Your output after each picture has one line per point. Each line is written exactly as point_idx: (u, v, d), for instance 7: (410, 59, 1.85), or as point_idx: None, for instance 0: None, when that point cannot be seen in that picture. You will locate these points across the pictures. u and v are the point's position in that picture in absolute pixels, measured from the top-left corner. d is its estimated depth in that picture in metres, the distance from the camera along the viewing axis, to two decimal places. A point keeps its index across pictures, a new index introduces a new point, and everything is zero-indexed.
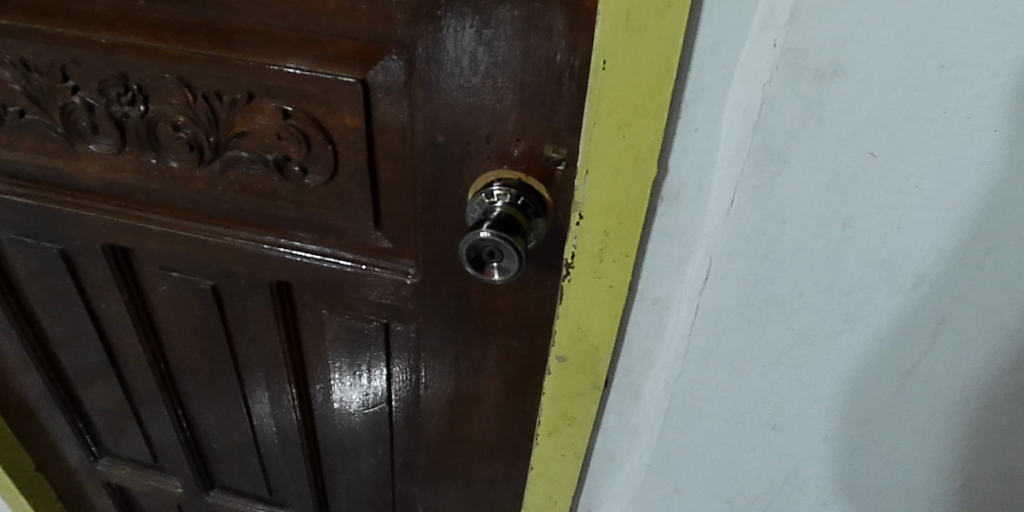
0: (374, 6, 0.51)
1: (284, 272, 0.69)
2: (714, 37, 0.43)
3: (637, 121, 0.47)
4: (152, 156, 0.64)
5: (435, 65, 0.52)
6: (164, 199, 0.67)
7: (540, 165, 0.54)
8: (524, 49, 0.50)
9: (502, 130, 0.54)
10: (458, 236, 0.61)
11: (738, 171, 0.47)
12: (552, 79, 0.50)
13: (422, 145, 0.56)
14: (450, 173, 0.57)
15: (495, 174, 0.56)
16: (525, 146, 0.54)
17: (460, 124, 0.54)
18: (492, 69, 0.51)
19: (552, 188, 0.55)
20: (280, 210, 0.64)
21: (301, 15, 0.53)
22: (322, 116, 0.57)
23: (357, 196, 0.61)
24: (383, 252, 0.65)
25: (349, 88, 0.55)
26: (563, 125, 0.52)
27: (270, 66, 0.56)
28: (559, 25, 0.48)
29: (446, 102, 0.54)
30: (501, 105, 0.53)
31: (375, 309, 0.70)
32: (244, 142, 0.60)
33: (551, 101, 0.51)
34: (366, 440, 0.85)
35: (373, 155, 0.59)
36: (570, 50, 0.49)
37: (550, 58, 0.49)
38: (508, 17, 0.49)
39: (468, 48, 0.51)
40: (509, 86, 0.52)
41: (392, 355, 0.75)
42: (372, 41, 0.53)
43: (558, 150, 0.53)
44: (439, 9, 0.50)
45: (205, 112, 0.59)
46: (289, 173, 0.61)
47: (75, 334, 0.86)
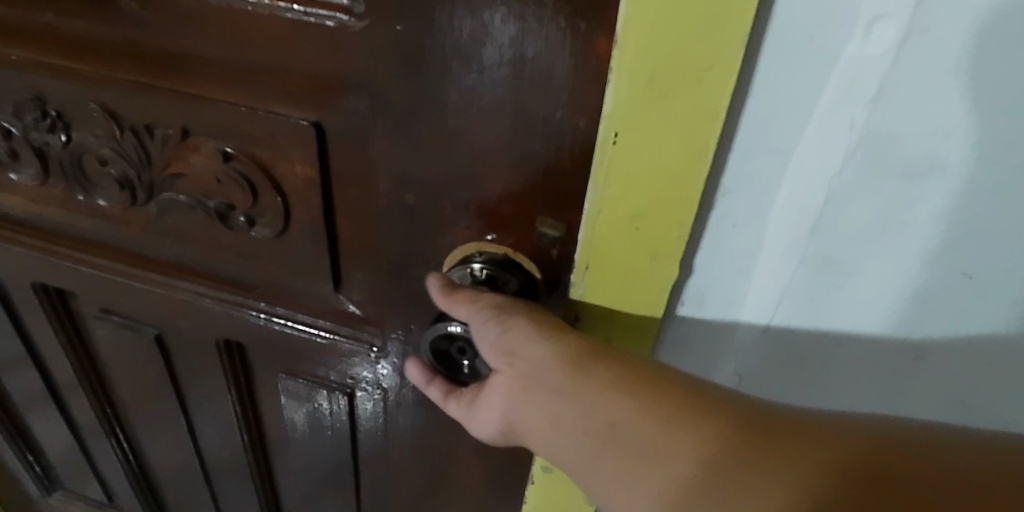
0: (330, 35, 0.40)
1: (233, 329, 0.59)
2: (772, 113, 0.31)
3: (657, 213, 0.35)
4: (79, 191, 0.54)
5: (403, 112, 0.41)
6: (97, 238, 0.57)
7: (532, 242, 0.43)
8: (514, 102, 0.38)
9: (486, 197, 0.43)
10: (430, 312, 0.50)
11: (787, 274, 0.37)
12: (549, 140, 0.39)
13: (387, 206, 0.46)
14: (422, 240, 0.46)
15: (477, 246, 0.44)
16: (513, 219, 0.43)
17: (433, 185, 0.43)
18: (474, 123, 0.40)
19: (544, 272, 0.44)
20: (227, 262, 0.54)
21: (240, 40, 0.42)
22: (269, 162, 0.47)
23: (313, 255, 0.51)
24: (345, 318, 0.55)
25: (300, 132, 0.44)
26: (561, 197, 0.41)
27: (207, 99, 0.45)
28: (561, 76, 0.37)
29: (416, 158, 0.43)
30: (484, 167, 0.42)
31: (339, 376, 0.60)
32: (181, 184, 0.50)
33: (547, 167, 0.40)
34: (327, 484, 0.72)
35: (331, 210, 0.48)
36: (572, 108, 0.37)
37: (548, 114, 0.38)
38: (494, 59, 0.37)
39: (445, 96, 0.40)
40: (494, 145, 0.40)
41: (355, 398, 0.62)
42: (328, 78, 0.42)
43: (556, 227, 0.42)
44: (409, 44, 0.39)
45: (134, 147, 0.49)
46: (234, 223, 0.51)
47: (15, 370, 0.76)
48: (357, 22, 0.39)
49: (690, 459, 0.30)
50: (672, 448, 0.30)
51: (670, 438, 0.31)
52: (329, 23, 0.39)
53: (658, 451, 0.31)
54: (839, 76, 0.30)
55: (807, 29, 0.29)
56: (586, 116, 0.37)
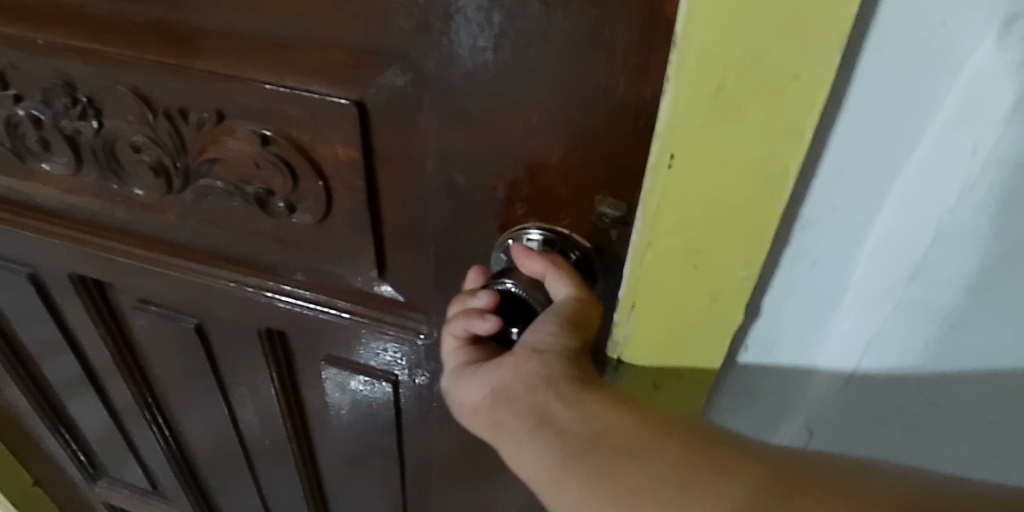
0: (370, 5, 0.37)
1: (274, 317, 0.58)
2: (874, 122, 0.28)
3: (724, 232, 0.32)
4: (113, 179, 0.52)
5: (451, 88, 0.38)
6: (134, 228, 0.56)
7: (590, 222, 0.40)
8: (572, 73, 0.35)
9: (540, 178, 0.40)
10: None
11: (877, 298, 0.34)
12: (610, 115, 0.36)
13: (433, 188, 0.43)
14: (471, 224, 0.44)
15: (539, 226, 0.42)
16: (569, 201, 0.40)
17: (483, 165, 0.41)
18: (528, 99, 0.37)
19: (604, 255, 0.41)
20: (266, 250, 0.53)
21: (275, 16, 0.39)
22: (307, 145, 0.44)
23: (356, 241, 0.49)
24: (389, 305, 0.53)
25: (340, 112, 0.42)
26: (623, 176, 0.38)
27: (241, 79, 0.43)
28: (625, 42, 0.33)
29: (465, 138, 0.40)
30: (537, 147, 0.39)
31: (383, 365, 0.59)
32: (218, 170, 0.48)
33: (607, 145, 0.37)
34: (372, 475, 0.71)
35: (374, 195, 0.46)
36: (638, 78, 0.34)
37: (609, 87, 0.35)
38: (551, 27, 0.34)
39: (496, 69, 0.37)
40: (549, 123, 0.37)
41: (400, 390, 0.60)
42: (369, 52, 0.39)
43: (617, 206, 0.39)
44: (457, 13, 0.36)
45: (168, 132, 0.47)
46: (274, 209, 0.50)
47: (56, 361, 0.76)
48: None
49: (682, 461, 0.27)
50: (656, 448, 0.28)
51: (661, 437, 0.28)
52: None
53: (650, 452, 0.28)
54: (958, 90, 0.27)
55: (923, 30, 0.25)
56: (652, 88, 0.34)
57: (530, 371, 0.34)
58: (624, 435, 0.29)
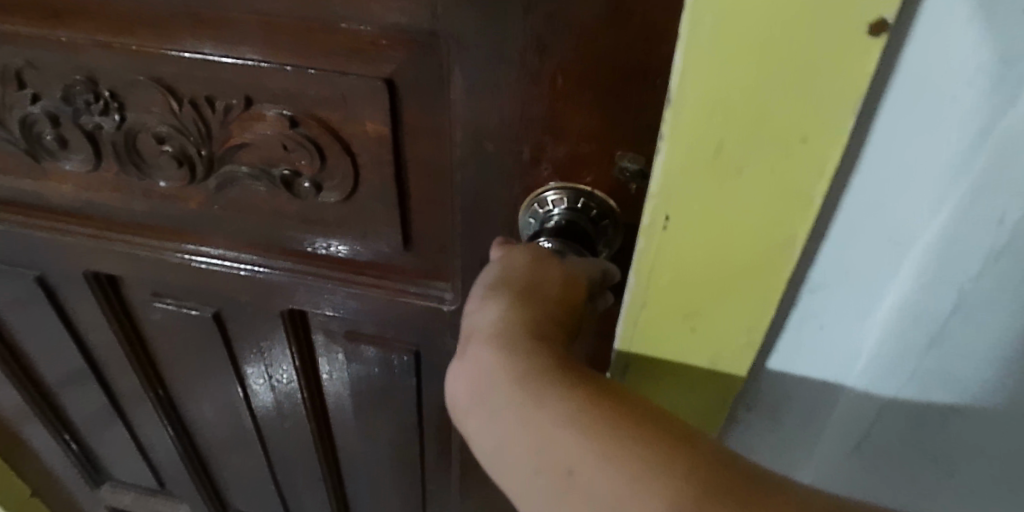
0: None
1: (297, 298, 0.60)
2: (885, 182, 0.31)
3: (731, 271, 0.35)
4: (133, 173, 0.53)
5: (482, 60, 0.42)
6: (152, 220, 0.57)
7: (610, 177, 0.45)
8: (594, 40, 0.39)
9: (564, 139, 0.44)
10: None
11: (896, 348, 0.36)
12: (632, 74, 0.40)
13: (461, 157, 0.46)
14: (497, 190, 0.47)
15: (561, 187, 0.46)
16: (593, 157, 0.44)
17: (509, 132, 0.44)
18: (556, 65, 0.41)
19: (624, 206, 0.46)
20: (292, 231, 0.55)
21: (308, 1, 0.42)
22: (337, 123, 0.47)
23: (382, 215, 0.52)
24: (413, 276, 0.56)
25: (371, 89, 0.45)
26: (640, 132, 0.42)
27: (270, 65, 0.45)
28: (644, 9, 0.37)
29: (491, 107, 0.43)
30: (564, 109, 0.43)
31: (404, 338, 0.61)
32: (244, 155, 0.50)
33: (629, 103, 0.41)
34: (390, 449, 0.74)
35: (403, 167, 0.49)
36: (655, 41, 0.38)
37: (633, 50, 0.39)
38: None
39: (526, 40, 0.40)
40: (576, 85, 0.41)
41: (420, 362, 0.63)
42: (400, 30, 0.42)
43: (636, 160, 0.43)
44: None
45: (194, 122, 0.49)
46: (300, 190, 0.52)
47: (62, 364, 0.76)
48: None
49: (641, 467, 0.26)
50: (613, 447, 0.26)
51: (616, 434, 0.27)
52: None
53: (608, 453, 0.26)
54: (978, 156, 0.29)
55: (939, 88, 0.27)
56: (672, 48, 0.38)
57: (483, 330, 0.33)
58: (578, 430, 0.28)
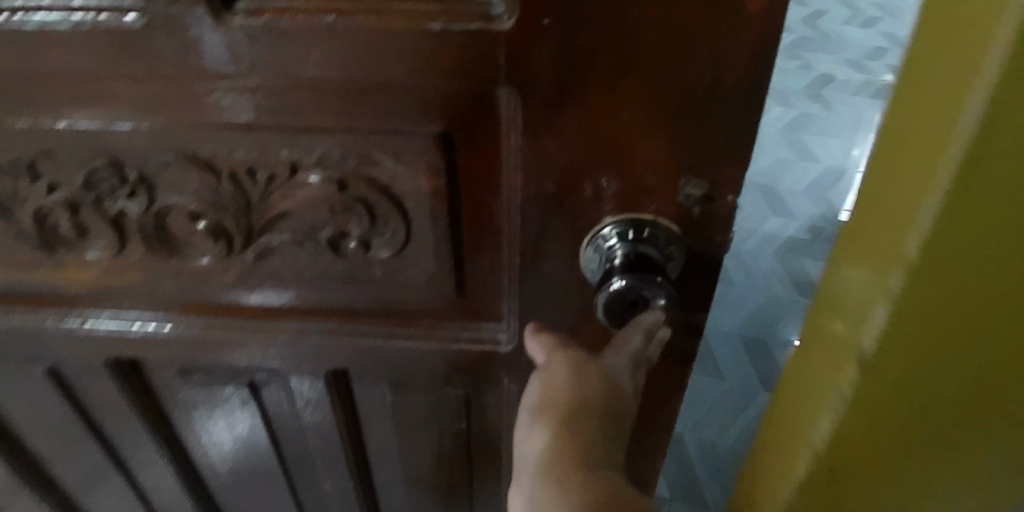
0: (469, 41, 0.38)
1: (345, 355, 0.60)
2: None
3: (979, 244, 0.37)
4: (162, 252, 0.50)
5: (553, 103, 0.41)
6: (182, 296, 0.54)
7: (675, 205, 0.46)
8: (665, 77, 0.40)
9: (628, 173, 0.44)
10: (564, 295, 0.52)
11: None
12: (705, 104, 0.40)
13: (521, 201, 0.46)
14: (558, 230, 0.48)
15: (629, 216, 0.46)
16: (660, 185, 0.45)
17: (573, 172, 0.44)
18: (628, 102, 0.41)
19: (688, 230, 0.47)
20: (341, 293, 0.54)
21: (367, 68, 0.39)
22: (388, 181, 0.46)
23: (436, 264, 0.52)
24: (467, 321, 0.57)
25: (428, 142, 0.44)
26: (707, 159, 0.43)
27: (319, 129, 0.43)
28: (717, 46, 0.38)
29: (555, 149, 0.44)
30: (634, 142, 0.43)
31: (454, 375, 0.62)
32: (287, 223, 0.48)
33: (700, 132, 0.42)
34: (435, 486, 0.74)
35: (462, 212, 0.48)
36: (728, 73, 0.39)
37: (707, 80, 0.39)
38: (655, 34, 0.38)
39: (599, 80, 0.40)
40: (647, 119, 0.42)
41: (470, 394, 0.64)
42: (462, 84, 0.41)
43: (700, 186, 0.44)
44: (563, 34, 0.38)
45: (233, 194, 0.46)
46: (346, 250, 0.51)
47: (74, 455, 0.72)
48: (504, 23, 0.38)
49: None
50: None
51: None
52: (471, 26, 0.38)
53: None
54: None
55: None
56: (748, 74, 0.39)
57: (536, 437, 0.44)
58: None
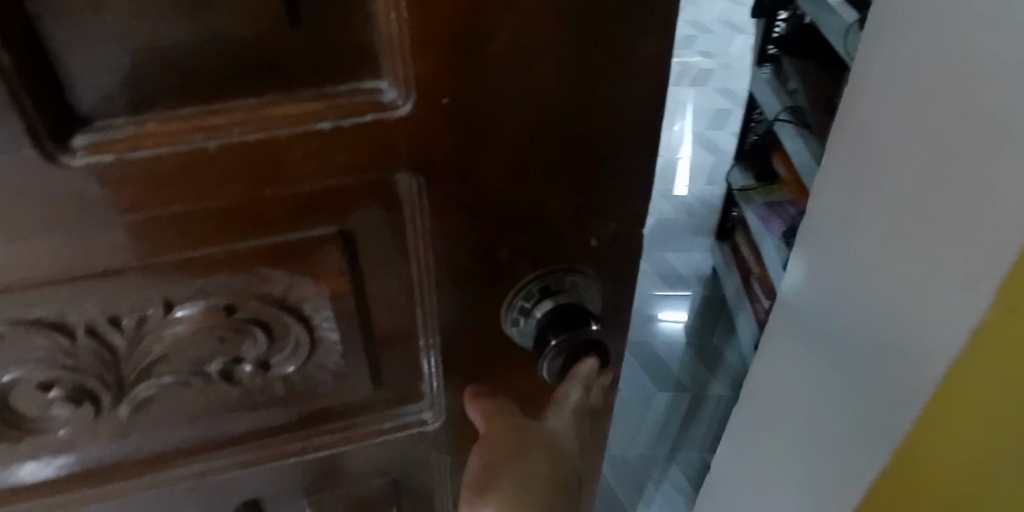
0: (363, 133, 0.35)
1: (255, 480, 0.54)
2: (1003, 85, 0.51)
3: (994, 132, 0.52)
4: (11, 431, 0.42)
5: (461, 174, 0.40)
6: (47, 467, 0.46)
7: (584, 247, 0.47)
8: (566, 134, 0.40)
9: (537, 229, 0.44)
10: (487, 356, 0.51)
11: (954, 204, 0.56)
12: (607, 147, 0.41)
13: (434, 278, 0.45)
14: (477, 295, 0.47)
15: (537, 272, 0.47)
16: (569, 230, 0.45)
17: (484, 239, 0.44)
18: (536, 159, 0.40)
19: (597, 266, 0.49)
20: (243, 421, 0.49)
21: (257, 180, 0.35)
22: (283, 291, 0.42)
23: (348, 360, 0.48)
24: (388, 411, 0.53)
25: (326, 242, 0.40)
26: (608, 201, 0.45)
27: (193, 256, 0.37)
28: (609, 97, 0.39)
29: (464, 222, 0.42)
30: (546, 195, 0.43)
31: (378, 466, 0.58)
32: (167, 366, 0.42)
33: (606, 172, 0.43)
34: None
35: (376, 300, 0.45)
36: (620, 120, 0.40)
37: (607, 125, 0.40)
38: (554, 93, 0.37)
39: (505, 145, 0.39)
40: (558, 170, 0.41)
41: (398, 478, 0.61)
42: (360, 177, 0.37)
43: (607, 225, 0.46)
44: (463, 108, 0.36)
45: (95, 351, 0.39)
46: (242, 375, 0.45)
47: None
48: (399, 110, 0.35)
49: None
50: None
51: None
52: (365, 118, 0.35)
53: None
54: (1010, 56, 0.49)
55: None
56: (641, 115, 0.40)
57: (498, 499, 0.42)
58: None
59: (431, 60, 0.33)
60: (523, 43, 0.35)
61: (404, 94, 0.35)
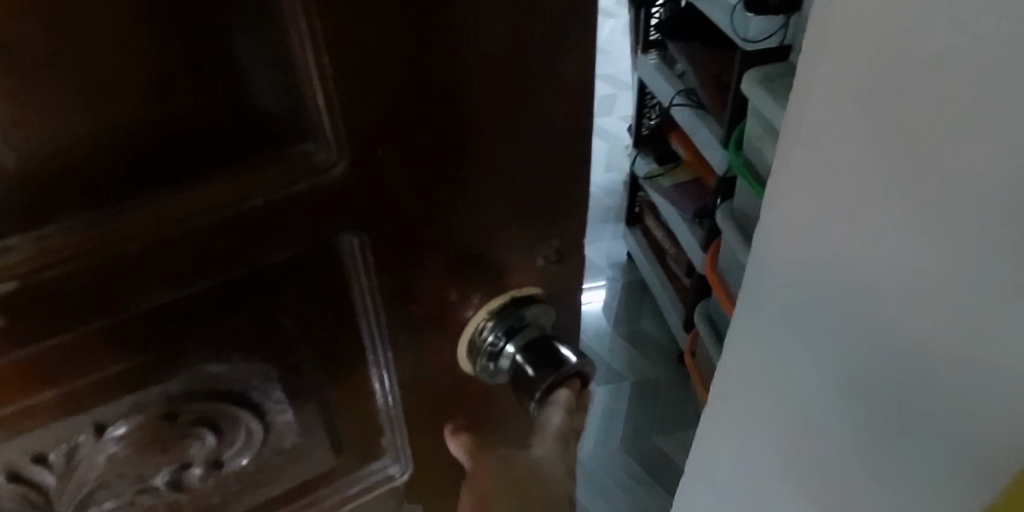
0: (296, 205, 0.33)
1: None
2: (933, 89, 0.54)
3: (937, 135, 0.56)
4: None
5: (405, 224, 0.37)
6: None
7: (532, 267, 0.46)
8: (504, 164, 0.38)
9: (484, 259, 0.43)
10: (451, 394, 0.49)
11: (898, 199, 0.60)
12: (545, 170, 0.41)
13: (386, 332, 0.42)
14: (431, 335, 0.45)
15: (483, 309, 0.45)
16: (516, 256, 0.44)
17: (433, 282, 0.42)
18: (477, 193, 0.39)
19: (546, 283, 0.48)
20: None
21: (186, 267, 0.32)
22: (222, 384, 0.39)
23: (304, 429, 0.45)
24: (353, 473, 0.49)
25: (266, 322, 0.37)
26: (550, 218, 0.44)
27: (117, 369, 0.35)
28: (541, 118, 0.38)
29: (413, 272, 0.40)
30: (490, 226, 0.41)
31: None
32: (106, 489, 0.41)
33: (545, 194, 0.42)
34: None
35: (329, 367, 0.42)
36: (554, 138, 0.39)
37: (543, 147, 0.39)
38: (488, 126, 0.36)
39: (446, 187, 0.37)
40: (499, 200, 0.40)
41: None
42: (298, 248, 0.35)
43: (551, 242, 0.45)
44: (400, 160, 0.34)
45: (26, 493, 0.38)
46: (193, 480, 0.43)
47: None
48: (333, 171, 0.33)
49: None
50: None
51: None
52: (297, 188, 0.32)
53: None
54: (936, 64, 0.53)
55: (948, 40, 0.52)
56: (574, 134, 0.40)
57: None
58: None
59: (360, 116, 0.31)
60: (452, 83, 0.33)
61: (337, 155, 0.32)
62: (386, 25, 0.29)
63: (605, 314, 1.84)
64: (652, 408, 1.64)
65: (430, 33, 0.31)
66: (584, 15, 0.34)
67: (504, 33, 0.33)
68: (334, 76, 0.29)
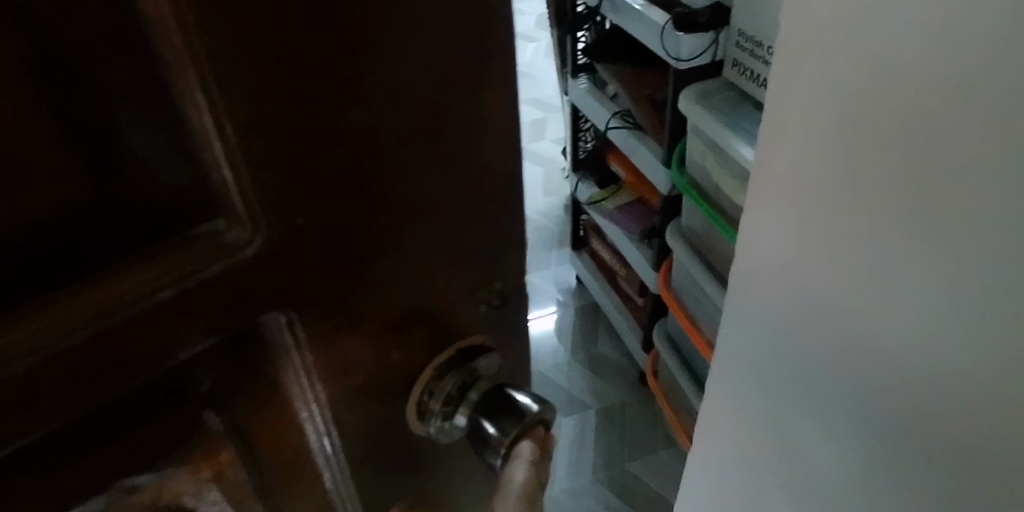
0: (216, 284, 0.28)
1: None
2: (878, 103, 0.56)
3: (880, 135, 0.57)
4: None
5: (335, 289, 0.34)
6: None
7: (477, 316, 0.43)
8: (437, 209, 0.36)
9: (426, 311, 0.40)
10: (406, 464, 0.45)
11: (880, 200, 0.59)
12: (479, 214, 0.38)
13: (332, 399, 0.38)
14: (378, 404, 0.41)
15: (431, 369, 0.42)
16: (460, 305, 0.42)
17: (375, 340, 0.38)
18: (408, 244, 0.36)
19: (494, 330, 0.45)
20: None
21: (91, 381, 0.26)
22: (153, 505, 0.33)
23: None
24: None
25: (192, 412, 0.32)
26: (488, 263, 0.41)
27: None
28: (471, 160, 0.35)
29: (352, 331, 0.36)
30: (426, 276, 0.38)
31: None
32: None
33: (483, 236, 0.39)
34: None
35: (274, 463, 0.37)
36: (487, 180, 0.37)
37: (476, 190, 0.37)
38: (413, 173, 0.33)
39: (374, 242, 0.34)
40: (433, 247, 0.37)
41: None
42: (223, 332, 0.30)
43: (494, 289, 0.43)
44: (322, 222, 0.30)
45: None
46: None
47: None
48: (247, 248, 0.28)
49: None
50: None
51: None
52: (215, 269, 0.27)
53: None
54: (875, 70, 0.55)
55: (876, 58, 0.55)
56: (506, 175, 0.38)
57: None
58: None
59: (272, 182, 0.27)
60: (369, 131, 0.30)
61: (250, 227, 0.28)
62: (290, 78, 0.26)
63: (560, 339, 1.82)
64: (619, 429, 1.62)
65: (339, 81, 0.27)
66: (501, 47, 0.32)
67: (419, 72, 0.30)
68: (237, 142, 0.26)
